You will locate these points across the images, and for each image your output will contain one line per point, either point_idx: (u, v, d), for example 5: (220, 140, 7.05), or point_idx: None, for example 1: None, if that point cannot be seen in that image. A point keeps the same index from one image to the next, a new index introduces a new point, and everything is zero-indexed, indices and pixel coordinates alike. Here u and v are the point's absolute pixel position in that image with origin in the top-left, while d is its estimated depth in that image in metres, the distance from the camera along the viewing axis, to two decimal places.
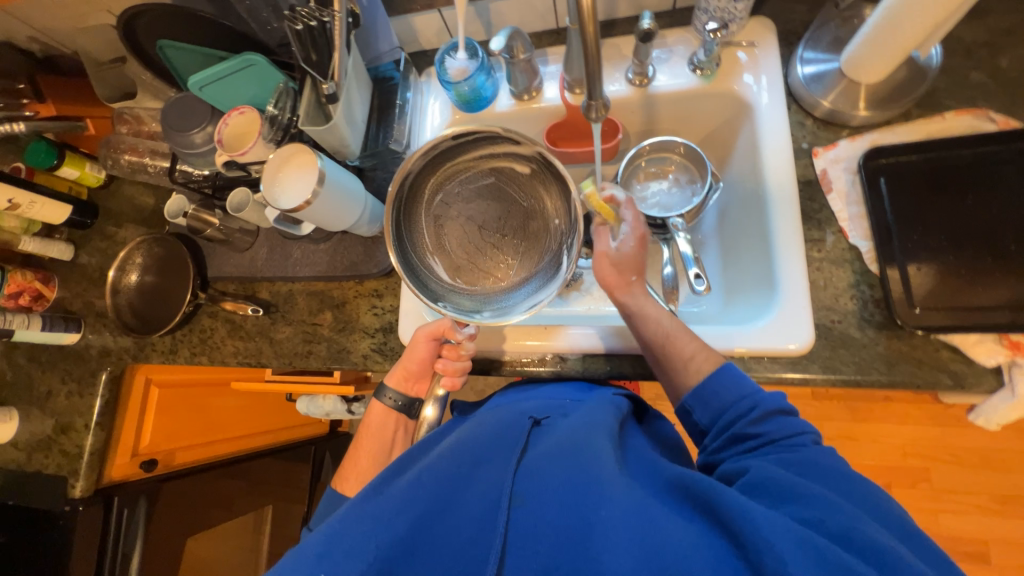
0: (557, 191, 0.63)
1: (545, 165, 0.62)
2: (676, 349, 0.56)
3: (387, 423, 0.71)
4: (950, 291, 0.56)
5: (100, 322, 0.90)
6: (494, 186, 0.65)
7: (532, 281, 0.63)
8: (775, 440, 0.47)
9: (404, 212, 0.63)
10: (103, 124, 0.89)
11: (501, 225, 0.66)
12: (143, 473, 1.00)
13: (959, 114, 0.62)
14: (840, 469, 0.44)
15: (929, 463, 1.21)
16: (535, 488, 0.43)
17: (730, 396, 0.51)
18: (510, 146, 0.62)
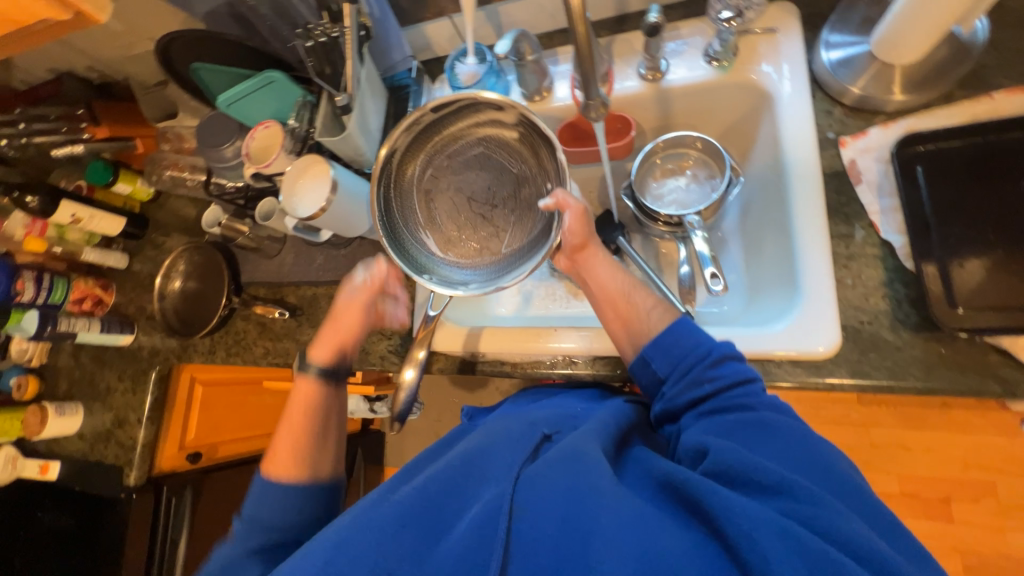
0: (546, 156, 0.59)
1: (531, 126, 0.58)
2: (637, 302, 0.59)
3: (318, 398, 0.63)
4: (999, 288, 0.51)
5: (150, 325, 0.98)
6: (482, 157, 0.63)
7: (523, 250, 0.61)
8: (725, 388, 0.49)
9: (396, 189, 0.62)
10: (150, 144, 0.97)
11: (492, 195, 0.63)
12: (188, 465, 1.09)
13: (1009, 93, 0.56)
14: (794, 426, 0.45)
15: (996, 477, 1.10)
16: (536, 499, 0.42)
17: (686, 347, 0.53)
18: (495, 111, 0.59)
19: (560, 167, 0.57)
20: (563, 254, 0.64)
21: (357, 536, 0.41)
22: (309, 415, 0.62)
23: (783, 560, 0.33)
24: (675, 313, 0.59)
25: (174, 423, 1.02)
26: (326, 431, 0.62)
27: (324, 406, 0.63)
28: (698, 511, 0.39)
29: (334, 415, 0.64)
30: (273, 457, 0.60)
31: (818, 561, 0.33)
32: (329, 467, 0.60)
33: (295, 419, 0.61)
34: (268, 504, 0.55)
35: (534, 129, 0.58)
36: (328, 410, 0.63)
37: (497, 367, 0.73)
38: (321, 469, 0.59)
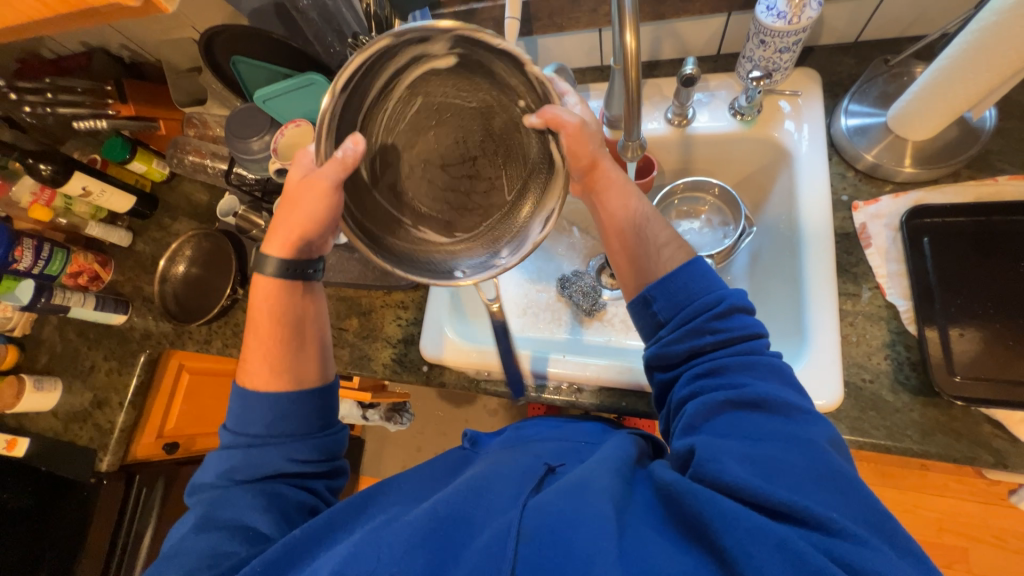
0: (509, 73, 0.48)
1: (469, 45, 0.46)
2: (648, 234, 0.54)
3: (280, 298, 0.55)
4: (993, 360, 0.54)
5: (145, 306, 0.95)
6: (430, 108, 0.52)
7: (535, 191, 0.54)
8: (732, 336, 0.47)
9: (364, 202, 0.53)
10: (173, 126, 0.98)
11: (465, 148, 0.54)
12: (164, 454, 1.06)
13: (1012, 178, 0.61)
14: (797, 407, 0.44)
15: (969, 543, 1.12)
16: (542, 523, 0.41)
17: (699, 286, 0.50)
18: (416, 50, 0.46)
19: (533, 79, 0.47)
20: (574, 179, 0.58)
21: (370, 549, 0.42)
22: (275, 316, 0.55)
23: (775, 571, 0.35)
24: (689, 251, 0.54)
25: (157, 409, 1.00)
26: (300, 330, 0.56)
27: (290, 302, 0.55)
28: (697, 528, 0.39)
29: (310, 312, 0.57)
30: (247, 363, 0.55)
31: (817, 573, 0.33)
32: (311, 370, 0.56)
33: (261, 321, 0.55)
34: (252, 416, 0.52)
35: (477, 45, 0.46)
36: (300, 307, 0.56)
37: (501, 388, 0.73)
38: (299, 374, 0.55)
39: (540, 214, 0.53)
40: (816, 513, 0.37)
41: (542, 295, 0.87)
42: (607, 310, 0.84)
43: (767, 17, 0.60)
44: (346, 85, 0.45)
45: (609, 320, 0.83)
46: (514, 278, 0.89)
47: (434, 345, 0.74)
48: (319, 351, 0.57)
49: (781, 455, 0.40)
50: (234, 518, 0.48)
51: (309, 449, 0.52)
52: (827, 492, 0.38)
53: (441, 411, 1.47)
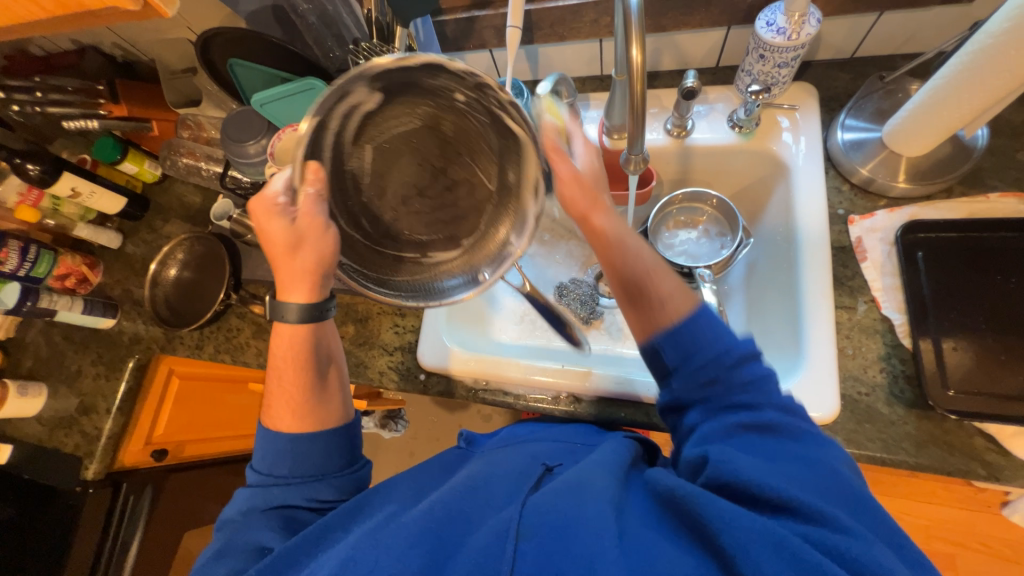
0: (438, 78, 0.44)
1: (386, 76, 0.43)
2: (653, 287, 0.50)
3: (302, 344, 0.54)
4: (985, 375, 0.55)
5: (135, 310, 0.93)
6: (382, 146, 0.51)
7: (513, 168, 0.52)
8: (740, 389, 0.45)
9: (369, 255, 0.55)
10: (168, 127, 0.96)
11: (432, 168, 0.53)
12: (153, 462, 1.04)
13: (1004, 196, 0.62)
14: (804, 428, 0.44)
15: (955, 549, 1.14)
16: (541, 522, 0.41)
17: (711, 336, 0.46)
18: (341, 107, 0.44)
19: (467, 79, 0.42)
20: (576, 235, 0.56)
21: (369, 551, 0.42)
22: (297, 363, 0.53)
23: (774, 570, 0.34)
24: (693, 294, 0.50)
25: (146, 414, 0.97)
26: (322, 369, 0.55)
27: (313, 348, 0.54)
28: (697, 528, 0.39)
29: (330, 349, 0.56)
30: (272, 405, 0.54)
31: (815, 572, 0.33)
32: (336, 408, 0.55)
33: (283, 366, 0.53)
34: (277, 457, 0.52)
35: (395, 72, 0.42)
36: (324, 347, 0.55)
37: (498, 398, 0.73)
38: (325, 412, 0.54)
39: (529, 184, 0.52)
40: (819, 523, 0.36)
41: None
42: (603, 319, 0.84)
43: (767, 32, 0.61)
44: (299, 170, 0.45)
45: (606, 329, 0.83)
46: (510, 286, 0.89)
47: (432, 354, 0.74)
48: (341, 392, 0.56)
49: (788, 471, 0.40)
50: (248, 542, 0.48)
51: (330, 490, 0.52)
52: (828, 501, 0.38)
53: (436, 416, 1.46)
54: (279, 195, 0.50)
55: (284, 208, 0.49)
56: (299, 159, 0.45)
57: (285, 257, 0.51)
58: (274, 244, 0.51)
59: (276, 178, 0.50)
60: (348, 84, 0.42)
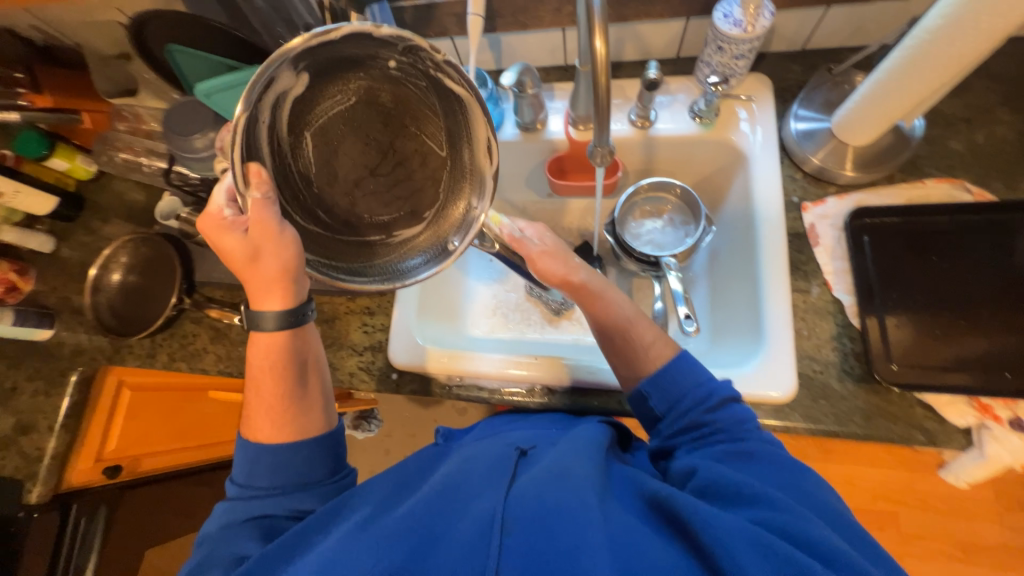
0: (363, 48, 0.44)
1: (309, 53, 0.42)
2: (635, 338, 0.56)
3: (278, 355, 0.51)
4: (925, 349, 0.59)
5: (76, 319, 0.86)
6: (322, 131, 0.48)
7: (460, 129, 0.50)
8: (723, 428, 0.49)
9: (331, 247, 0.51)
10: (99, 119, 0.88)
11: (380, 144, 0.50)
12: (105, 479, 0.97)
13: (938, 182, 0.67)
14: (786, 458, 0.46)
15: (897, 506, 1.25)
16: (523, 513, 0.41)
17: (689, 382, 0.52)
18: (268, 95, 0.42)
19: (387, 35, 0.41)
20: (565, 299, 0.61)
21: (351, 554, 0.41)
22: (274, 373, 0.51)
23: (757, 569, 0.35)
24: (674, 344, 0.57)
25: (95, 430, 0.91)
26: (303, 377, 0.53)
27: (290, 359, 0.52)
28: (679, 525, 0.41)
29: (310, 358, 0.54)
30: (250, 416, 0.53)
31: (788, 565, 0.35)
32: (317, 417, 0.53)
33: (261, 377, 0.51)
34: (258, 469, 0.50)
35: (317, 47, 0.41)
36: (304, 354, 0.53)
37: (472, 393, 0.72)
38: (308, 422, 0.52)
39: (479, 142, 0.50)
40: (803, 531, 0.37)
41: (510, 296, 0.87)
42: (574, 309, 0.85)
43: (724, 24, 0.62)
44: (240, 175, 0.42)
45: (576, 319, 0.84)
46: (480, 281, 0.88)
47: (404, 352, 0.73)
48: (322, 400, 0.55)
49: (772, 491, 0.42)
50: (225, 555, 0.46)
51: (311, 498, 0.51)
52: (808, 512, 0.40)
53: (410, 413, 1.44)
54: (224, 209, 0.49)
55: (233, 221, 0.48)
56: (239, 163, 0.42)
57: (246, 269, 0.48)
58: (232, 257, 0.49)
59: (218, 192, 0.49)
60: (272, 67, 0.40)
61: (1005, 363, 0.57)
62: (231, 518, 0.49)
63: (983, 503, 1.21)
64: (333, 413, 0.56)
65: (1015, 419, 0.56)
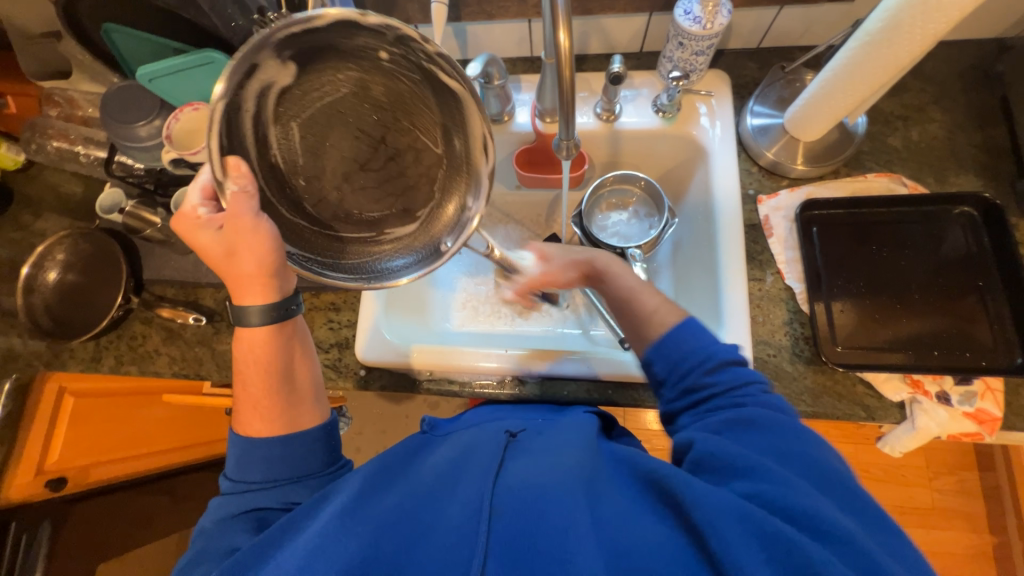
0: (355, 38, 0.42)
1: (295, 42, 0.41)
2: (642, 305, 0.58)
3: (268, 348, 0.50)
4: (866, 331, 0.64)
5: (6, 322, 0.78)
6: (309, 122, 0.46)
7: (456, 126, 0.48)
8: (721, 392, 0.49)
9: (321, 241, 0.50)
10: (26, 104, 0.80)
11: (372, 138, 0.48)
12: (48, 492, 0.90)
13: (878, 176, 0.71)
14: (786, 423, 0.45)
15: None
16: (514, 500, 0.41)
17: (690, 347, 0.52)
18: (251, 84, 0.41)
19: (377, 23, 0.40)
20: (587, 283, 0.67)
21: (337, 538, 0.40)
22: (263, 367, 0.50)
23: (746, 544, 0.35)
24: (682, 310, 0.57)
25: (34, 442, 0.84)
26: (290, 370, 0.52)
27: (280, 352, 0.51)
28: (671, 504, 0.41)
29: (297, 353, 0.53)
30: (240, 411, 0.51)
31: (780, 547, 0.35)
32: (308, 411, 0.52)
33: (248, 372, 0.50)
34: (249, 465, 0.49)
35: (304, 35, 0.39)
36: (291, 346, 0.52)
37: (443, 387, 0.72)
38: (297, 416, 0.51)
39: (475, 139, 0.49)
40: (797, 511, 0.37)
41: (480, 288, 0.87)
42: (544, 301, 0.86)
43: (684, 20, 0.64)
44: (218, 166, 0.41)
45: (546, 311, 0.85)
46: (450, 274, 0.88)
47: (373, 348, 0.71)
48: (313, 394, 0.53)
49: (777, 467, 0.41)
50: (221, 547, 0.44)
51: (304, 491, 0.49)
52: (803, 483, 0.40)
53: (380, 409, 1.42)
54: (199, 208, 0.47)
55: (206, 218, 0.46)
56: (219, 158, 0.41)
57: (225, 267, 0.48)
58: (211, 254, 0.48)
59: (191, 191, 0.48)
60: (254, 55, 0.39)
61: (934, 343, 0.62)
62: (225, 512, 0.47)
63: (916, 470, 1.33)
64: (326, 403, 0.55)
65: (941, 393, 0.62)
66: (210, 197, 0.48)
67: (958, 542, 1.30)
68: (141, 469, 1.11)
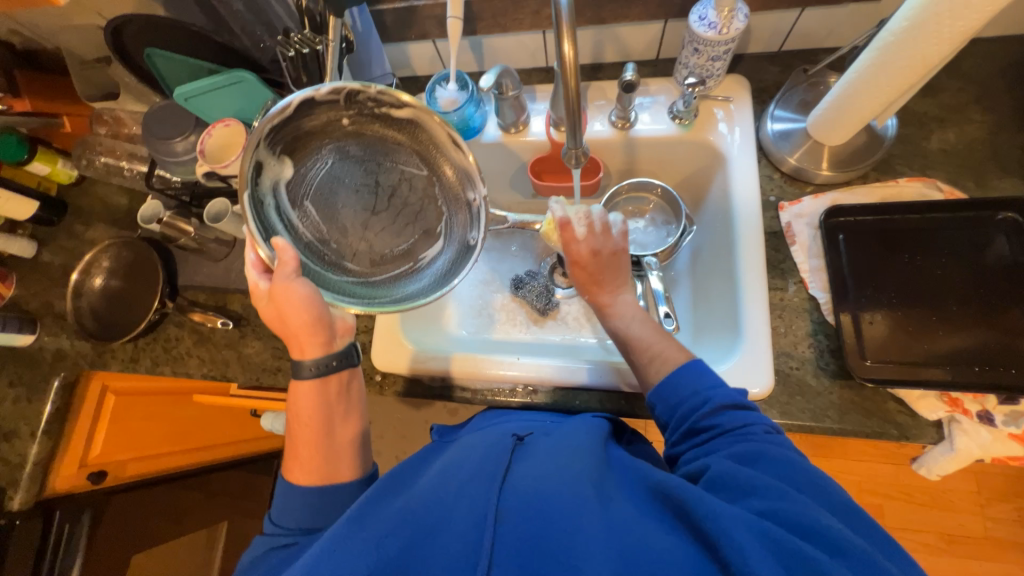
0: (319, 114, 0.55)
1: (280, 137, 0.54)
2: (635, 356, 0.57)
3: (319, 407, 0.53)
4: (898, 344, 0.60)
5: (58, 324, 0.84)
6: (319, 195, 0.58)
7: (425, 143, 0.58)
8: (726, 431, 0.47)
9: (368, 287, 0.57)
10: (80, 123, 0.88)
11: (368, 187, 0.59)
12: (90, 485, 0.97)
13: (910, 180, 0.68)
14: (791, 456, 0.43)
15: (884, 500, 1.25)
16: (520, 502, 0.41)
17: (688, 391, 0.51)
18: (264, 180, 0.54)
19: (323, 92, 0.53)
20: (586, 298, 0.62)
21: (347, 543, 0.41)
22: (313, 426, 0.53)
23: (767, 561, 0.34)
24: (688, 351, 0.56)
25: (78, 437, 0.90)
26: (332, 427, 0.53)
27: (328, 411, 0.53)
28: (684, 514, 0.39)
29: (340, 410, 0.54)
30: (290, 459, 0.54)
31: (796, 563, 0.34)
32: (348, 466, 0.53)
33: (302, 428, 0.53)
34: (289, 509, 0.50)
35: (283, 125, 0.53)
36: (335, 405, 0.54)
37: (456, 394, 0.72)
38: (336, 469, 0.53)
39: (445, 143, 0.57)
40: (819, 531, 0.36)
41: (495, 296, 0.87)
42: (559, 309, 0.85)
43: (700, 26, 0.63)
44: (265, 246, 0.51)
45: (561, 319, 0.84)
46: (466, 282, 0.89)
47: (386, 353, 0.73)
48: (354, 452, 0.54)
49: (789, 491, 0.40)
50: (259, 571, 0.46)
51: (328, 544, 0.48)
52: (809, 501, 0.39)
53: (401, 415, 1.44)
54: (259, 282, 0.55)
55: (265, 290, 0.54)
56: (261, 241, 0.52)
57: (281, 329, 0.53)
58: (271, 322, 0.54)
59: (250, 270, 0.55)
60: (256, 153, 0.52)
61: (974, 358, 0.58)
62: (261, 551, 0.49)
63: (964, 496, 1.23)
64: (368, 456, 0.56)
65: (983, 412, 0.57)
66: (264, 270, 0.56)
67: None
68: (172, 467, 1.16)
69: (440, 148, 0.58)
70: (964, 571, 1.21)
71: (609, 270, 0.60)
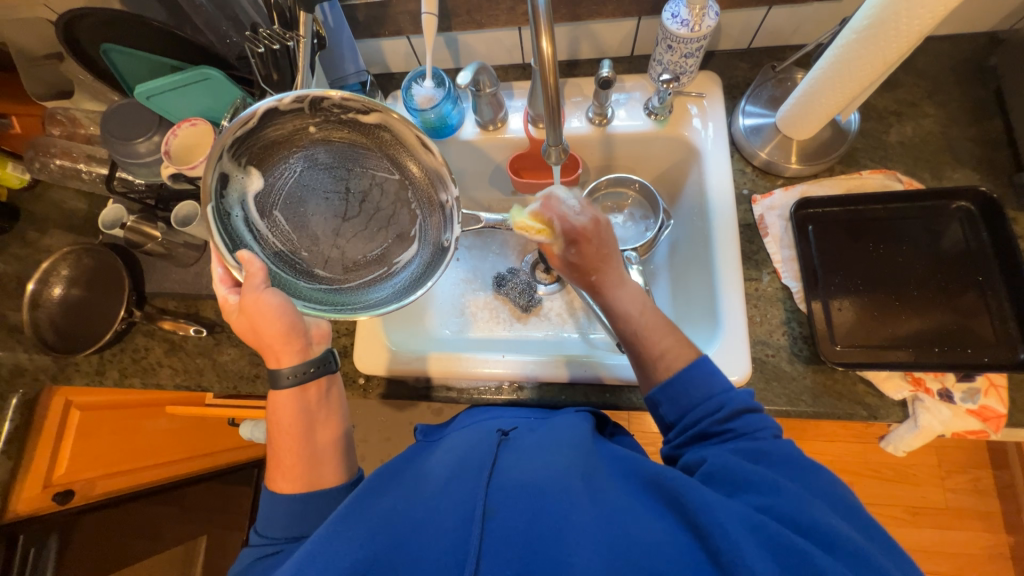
0: (285, 123, 0.54)
1: (245, 149, 0.52)
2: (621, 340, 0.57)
3: (300, 415, 0.52)
4: (866, 329, 0.63)
5: (13, 338, 0.79)
6: (288, 204, 0.56)
7: (395, 148, 0.57)
8: (740, 435, 0.47)
9: (340, 294, 0.56)
10: (30, 123, 0.83)
11: (339, 195, 0.58)
12: (55, 505, 0.91)
13: (873, 172, 0.71)
14: (799, 459, 0.45)
15: (855, 477, 1.31)
16: (511, 497, 0.41)
17: (702, 393, 0.50)
18: (229, 193, 0.52)
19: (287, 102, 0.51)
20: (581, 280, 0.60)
21: (331, 546, 0.40)
22: (294, 434, 0.51)
23: (755, 552, 0.35)
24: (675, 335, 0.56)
25: (41, 457, 0.85)
26: (313, 433, 0.52)
27: (309, 417, 0.52)
28: (675, 504, 0.40)
29: (321, 415, 0.53)
30: (273, 465, 0.53)
31: (785, 556, 0.35)
32: (334, 471, 0.52)
33: (283, 435, 0.51)
34: (270, 516, 0.49)
35: (247, 136, 0.51)
36: (315, 410, 0.53)
37: (442, 392, 0.72)
38: (320, 475, 0.51)
39: (415, 146, 0.56)
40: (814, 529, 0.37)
41: (478, 294, 0.87)
42: (542, 306, 0.86)
43: (672, 23, 0.64)
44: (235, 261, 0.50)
45: (545, 316, 0.85)
46: (450, 280, 0.88)
47: (369, 355, 0.72)
48: (338, 456, 0.53)
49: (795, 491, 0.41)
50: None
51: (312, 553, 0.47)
52: (802, 493, 0.41)
53: (384, 417, 1.42)
54: (229, 297, 0.54)
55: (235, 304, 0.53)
56: (230, 255, 0.51)
57: (256, 342, 0.52)
58: (244, 337, 0.53)
59: (218, 285, 0.54)
60: (219, 165, 0.50)
61: (935, 340, 0.62)
62: (250, 562, 0.48)
63: (927, 469, 1.30)
64: (353, 461, 0.55)
65: (944, 390, 0.61)
66: (233, 284, 0.55)
67: (972, 543, 1.27)
68: (141, 482, 1.11)
69: (410, 152, 0.57)
70: (929, 540, 1.28)
71: (605, 254, 0.59)
